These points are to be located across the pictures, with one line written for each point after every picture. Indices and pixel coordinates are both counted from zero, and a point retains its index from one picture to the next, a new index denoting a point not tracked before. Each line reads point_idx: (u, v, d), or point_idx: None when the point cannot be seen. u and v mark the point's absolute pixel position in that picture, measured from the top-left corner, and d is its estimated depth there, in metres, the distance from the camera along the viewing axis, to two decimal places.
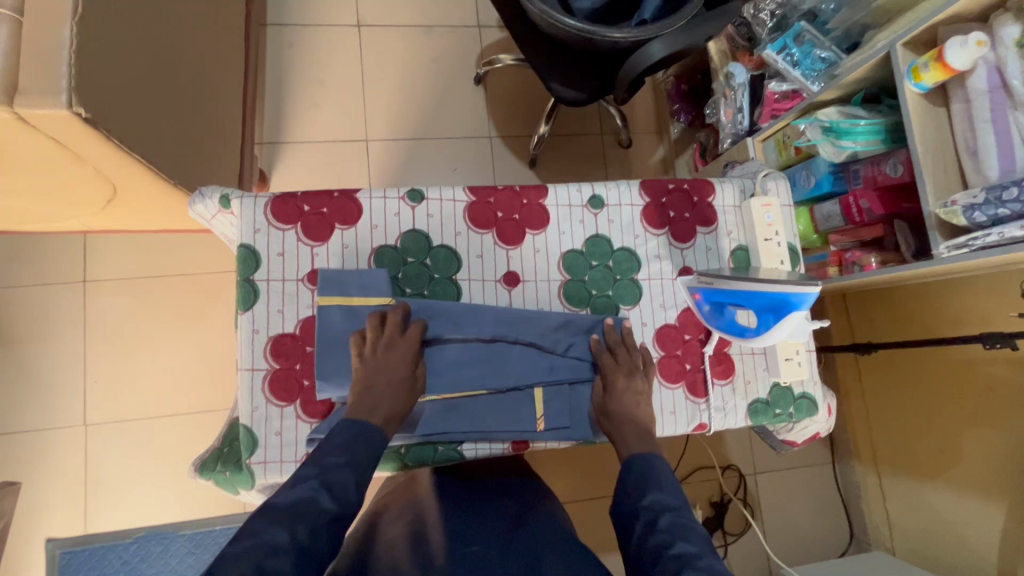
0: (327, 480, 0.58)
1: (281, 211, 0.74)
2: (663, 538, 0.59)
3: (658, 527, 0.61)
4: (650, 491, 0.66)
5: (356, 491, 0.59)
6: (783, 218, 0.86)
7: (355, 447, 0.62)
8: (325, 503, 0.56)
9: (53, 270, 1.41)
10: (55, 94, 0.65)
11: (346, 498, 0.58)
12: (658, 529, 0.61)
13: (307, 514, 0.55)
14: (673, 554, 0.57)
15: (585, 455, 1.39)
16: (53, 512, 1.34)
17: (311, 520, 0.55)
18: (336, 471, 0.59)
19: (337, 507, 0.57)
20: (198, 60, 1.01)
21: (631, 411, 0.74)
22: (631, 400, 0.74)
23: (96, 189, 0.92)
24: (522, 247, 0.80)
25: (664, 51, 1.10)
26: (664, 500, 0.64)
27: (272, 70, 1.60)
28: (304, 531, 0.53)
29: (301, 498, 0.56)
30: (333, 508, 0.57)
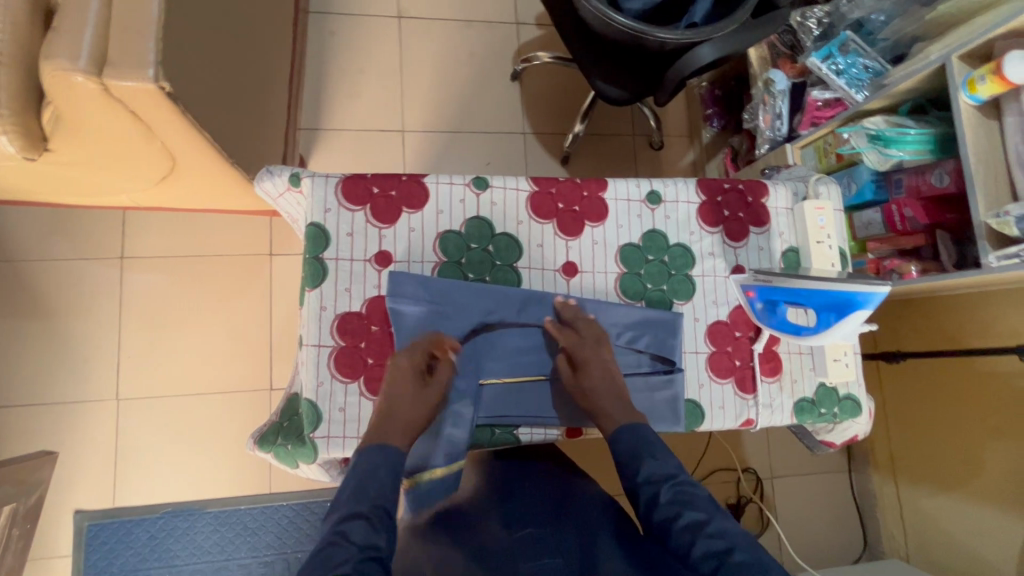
0: (344, 528, 0.55)
1: (351, 192, 0.75)
2: (670, 513, 0.60)
3: (662, 500, 0.61)
4: (645, 463, 0.64)
5: (381, 536, 0.56)
6: (835, 221, 0.88)
7: (367, 492, 0.58)
8: (344, 551, 0.53)
9: (91, 244, 1.43)
10: (143, 69, 0.67)
11: (372, 542, 0.55)
12: (661, 502, 0.61)
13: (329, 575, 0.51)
14: (683, 526, 0.59)
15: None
16: (81, 485, 1.36)
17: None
18: (348, 521, 0.55)
19: (359, 548, 0.53)
20: (258, 42, 1.03)
21: None
22: None
23: (157, 165, 0.94)
24: (581, 239, 0.81)
25: (713, 55, 1.12)
26: (662, 469, 0.63)
27: (313, 57, 1.62)
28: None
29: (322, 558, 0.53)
30: (357, 550, 0.53)
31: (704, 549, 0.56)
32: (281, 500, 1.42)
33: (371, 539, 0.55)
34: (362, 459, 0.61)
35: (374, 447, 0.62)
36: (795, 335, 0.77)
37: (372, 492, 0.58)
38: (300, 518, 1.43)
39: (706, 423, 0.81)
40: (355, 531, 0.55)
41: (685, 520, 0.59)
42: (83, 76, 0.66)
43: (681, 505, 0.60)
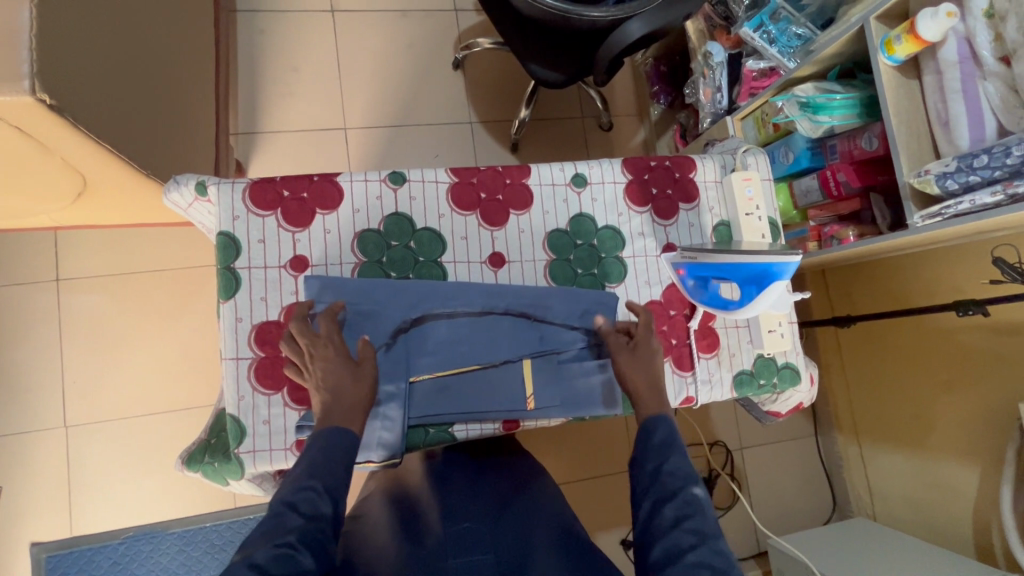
0: (292, 499, 0.54)
1: (260, 196, 0.72)
2: (681, 513, 0.57)
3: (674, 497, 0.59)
4: (671, 457, 0.62)
5: (327, 503, 0.55)
6: (764, 192, 0.87)
7: (320, 466, 0.58)
8: (292, 521, 0.52)
9: (24, 269, 1.37)
10: (17, 81, 0.63)
11: (316, 511, 0.54)
12: (674, 498, 0.59)
13: (270, 545, 0.50)
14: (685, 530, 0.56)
15: (590, 436, 1.42)
16: (35, 517, 1.31)
17: (272, 545, 0.50)
18: (301, 491, 0.55)
19: (308, 520, 0.53)
20: (164, 45, 0.98)
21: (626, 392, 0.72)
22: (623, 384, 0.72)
23: (66, 181, 0.90)
24: (507, 228, 0.79)
25: (642, 30, 1.10)
26: (690, 467, 0.61)
27: (244, 58, 1.56)
28: (269, 557, 0.49)
29: (267, 526, 0.52)
30: (301, 523, 0.53)
31: (701, 559, 0.54)
32: (247, 514, 1.40)
33: (317, 508, 0.54)
34: (321, 438, 0.59)
35: (337, 429, 0.61)
36: (726, 311, 0.77)
37: (325, 470, 0.57)
38: None
39: None
40: (309, 502, 0.54)
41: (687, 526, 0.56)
42: None
43: (694, 509, 0.58)
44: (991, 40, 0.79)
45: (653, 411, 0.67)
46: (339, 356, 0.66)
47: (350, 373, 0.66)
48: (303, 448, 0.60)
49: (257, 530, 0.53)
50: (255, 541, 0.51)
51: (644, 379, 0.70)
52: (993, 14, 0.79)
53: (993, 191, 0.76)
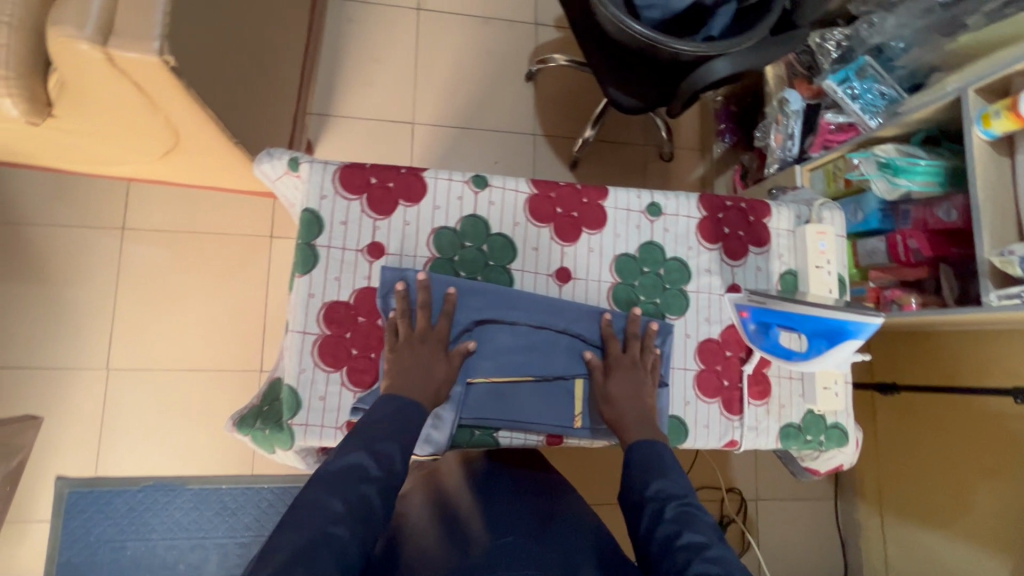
0: (374, 448, 0.58)
1: (349, 179, 0.75)
2: (672, 531, 0.57)
3: (666, 516, 0.59)
4: (656, 479, 0.63)
5: (401, 461, 0.59)
6: (836, 248, 0.86)
7: (399, 421, 0.62)
8: (373, 471, 0.56)
9: (95, 213, 1.43)
10: (149, 41, 0.67)
11: (392, 467, 0.58)
12: (662, 519, 0.59)
13: (349, 489, 0.54)
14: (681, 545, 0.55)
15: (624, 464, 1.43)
16: (65, 452, 1.36)
17: (353, 489, 0.54)
18: (382, 444, 0.59)
19: (385, 473, 0.57)
20: (270, 24, 1.03)
21: (631, 395, 0.73)
22: (631, 386, 0.74)
23: (161, 138, 0.94)
24: (577, 245, 0.80)
25: (728, 69, 1.11)
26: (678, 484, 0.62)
27: (329, 43, 1.62)
28: (355, 498, 0.54)
29: (350, 467, 0.56)
30: (379, 474, 0.56)
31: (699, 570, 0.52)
32: (262, 483, 1.42)
33: (393, 463, 0.58)
34: (408, 404, 0.63)
35: (416, 403, 0.65)
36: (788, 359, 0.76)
37: (407, 430, 0.62)
38: (279, 501, 1.43)
39: (688, 441, 0.80)
40: (389, 457, 0.58)
41: (684, 540, 0.56)
42: (88, 43, 0.65)
43: (681, 524, 0.57)
44: None
45: (639, 437, 0.69)
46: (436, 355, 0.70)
47: (441, 363, 0.70)
48: (380, 410, 0.63)
49: (331, 467, 0.56)
50: (334, 475, 0.56)
51: (633, 416, 0.71)
52: None
53: None
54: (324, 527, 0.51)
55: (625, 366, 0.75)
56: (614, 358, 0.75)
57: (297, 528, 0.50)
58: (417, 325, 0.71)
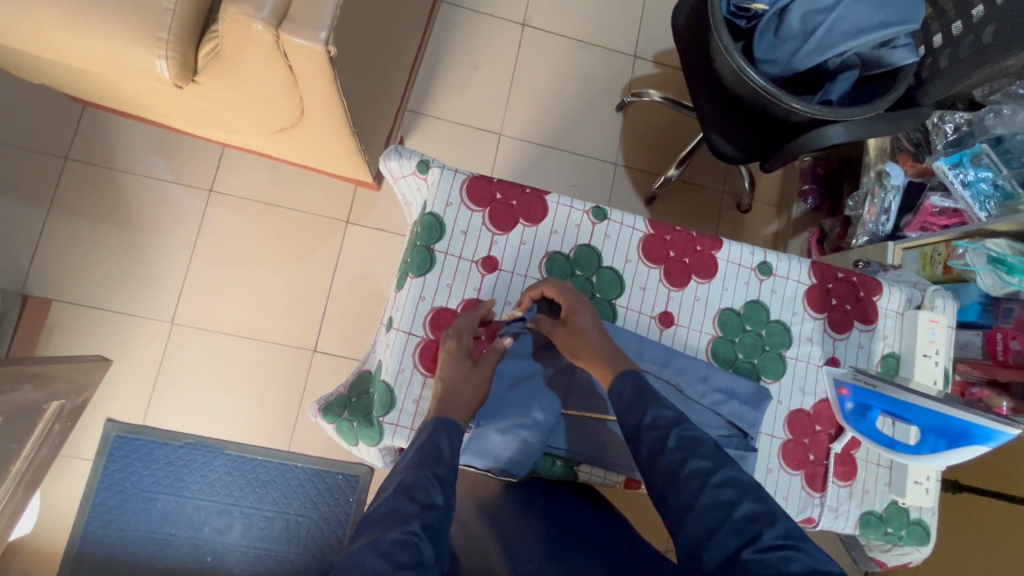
0: (406, 487, 0.55)
1: (476, 192, 0.75)
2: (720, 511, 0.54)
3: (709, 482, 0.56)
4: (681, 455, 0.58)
5: (440, 494, 0.56)
6: (945, 338, 0.84)
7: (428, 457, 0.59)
8: (409, 510, 0.53)
9: (187, 171, 1.48)
10: (317, 31, 0.69)
11: (430, 502, 0.55)
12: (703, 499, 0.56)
13: (394, 530, 0.51)
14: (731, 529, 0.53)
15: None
16: (119, 396, 1.39)
17: (394, 532, 0.51)
18: (413, 480, 0.56)
19: (423, 508, 0.54)
20: (402, 22, 1.05)
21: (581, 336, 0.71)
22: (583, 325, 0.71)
23: (285, 116, 0.97)
24: (684, 291, 0.79)
25: (842, 137, 1.10)
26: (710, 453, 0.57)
27: (433, 44, 1.65)
28: (393, 541, 0.50)
29: (389, 512, 0.53)
30: (418, 511, 0.53)
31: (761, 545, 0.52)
32: (297, 461, 1.43)
33: (431, 497, 0.55)
34: (431, 429, 0.61)
35: (442, 424, 0.63)
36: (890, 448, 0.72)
37: (434, 460, 0.59)
38: (310, 482, 1.43)
39: None
40: (423, 491, 0.55)
41: (741, 512, 0.54)
42: (263, 25, 0.69)
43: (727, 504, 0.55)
44: None
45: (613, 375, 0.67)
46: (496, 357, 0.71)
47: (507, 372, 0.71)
48: (412, 446, 0.61)
49: (371, 521, 0.53)
50: (373, 526, 0.52)
51: (587, 343, 0.70)
52: None
53: None
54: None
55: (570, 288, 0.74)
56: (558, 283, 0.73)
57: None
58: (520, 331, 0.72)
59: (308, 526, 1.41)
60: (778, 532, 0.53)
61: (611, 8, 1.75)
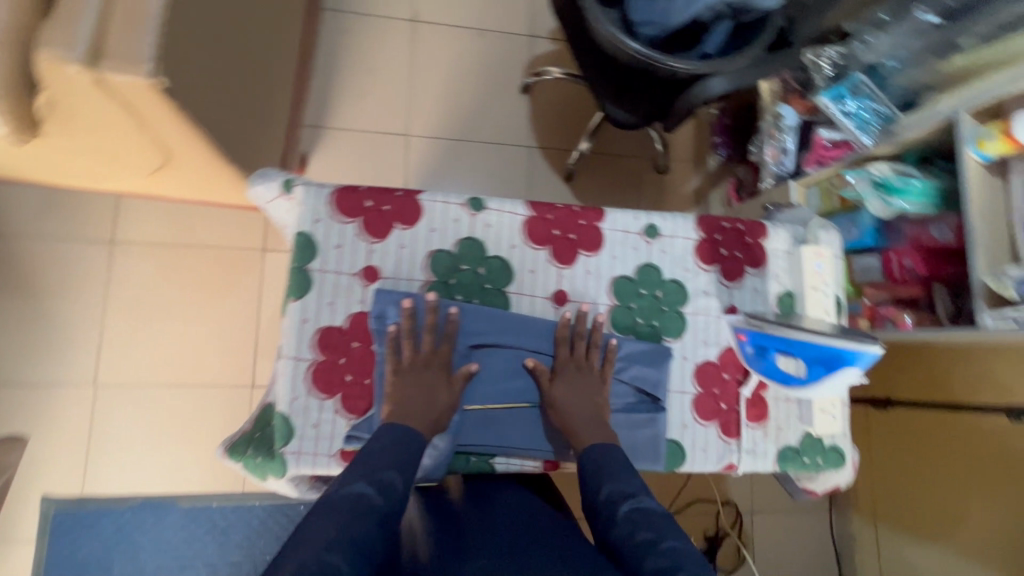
0: (374, 477, 0.57)
1: (344, 203, 0.74)
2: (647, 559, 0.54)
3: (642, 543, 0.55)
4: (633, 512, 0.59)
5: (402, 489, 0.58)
6: (833, 269, 0.86)
7: (397, 449, 0.61)
8: (375, 500, 0.55)
9: (82, 226, 1.41)
10: (139, 64, 0.65)
11: (393, 495, 0.56)
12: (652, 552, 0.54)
13: (354, 516, 0.52)
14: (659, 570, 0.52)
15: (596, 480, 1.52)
16: (52, 471, 1.33)
17: (360, 517, 0.52)
18: (383, 472, 0.58)
19: (386, 502, 0.56)
20: (263, 39, 1.02)
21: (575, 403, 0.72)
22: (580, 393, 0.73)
23: (152, 154, 0.92)
24: (574, 267, 0.79)
25: (724, 87, 1.11)
26: None
27: (323, 54, 1.61)
28: (359, 530, 0.51)
29: (351, 496, 0.54)
30: (381, 504, 0.55)
31: None
32: (254, 500, 1.40)
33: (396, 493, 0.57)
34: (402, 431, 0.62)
35: (401, 428, 0.64)
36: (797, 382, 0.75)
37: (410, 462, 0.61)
38: (271, 519, 1.40)
39: (686, 464, 0.79)
40: (392, 486, 0.57)
41: None
42: (77, 65, 0.64)
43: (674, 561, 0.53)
44: None
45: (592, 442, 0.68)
46: (437, 368, 0.70)
47: (444, 385, 0.70)
48: (384, 435, 0.62)
49: (331, 497, 0.54)
50: (332, 508, 0.53)
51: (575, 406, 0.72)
52: None
53: None
54: (318, 558, 0.48)
55: (572, 373, 0.74)
56: (561, 362, 0.75)
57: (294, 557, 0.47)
58: (422, 347, 0.70)
59: None
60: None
61: None
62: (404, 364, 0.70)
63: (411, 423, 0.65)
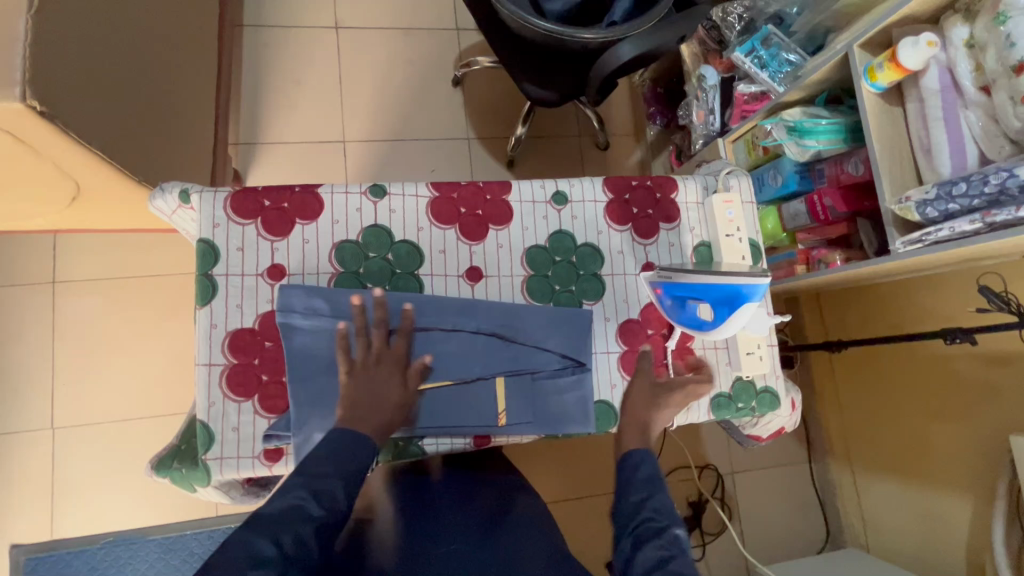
0: (315, 488, 0.59)
1: (242, 205, 0.74)
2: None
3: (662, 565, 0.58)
4: (655, 494, 0.66)
5: (344, 498, 0.60)
6: (744, 214, 0.87)
7: (339, 455, 0.62)
8: (313, 511, 0.57)
9: (21, 270, 1.39)
10: (8, 88, 0.64)
11: (334, 505, 0.59)
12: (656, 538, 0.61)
13: (289, 530, 0.55)
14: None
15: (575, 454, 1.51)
16: (19, 519, 1.32)
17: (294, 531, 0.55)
18: (326, 481, 0.60)
19: (326, 513, 0.58)
20: (160, 57, 1.01)
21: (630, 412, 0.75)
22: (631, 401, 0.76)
23: (59, 184, 0.92)
24: (485, 243, 0.80)
25: (633, 52, 1.11)
26: None
27: (249, 70, 1.60)
28: (291, 541, 0.55)
29: (288, 508, 0.56)
30: (320, 515, 0.57)
31: None
32: (227, 523, 1.39)
33: (335, 503, 0.59)
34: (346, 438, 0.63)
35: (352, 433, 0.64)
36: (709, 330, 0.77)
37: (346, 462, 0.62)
38: None
39: (619, 424, 0.80)
40: (330, 493, 0.59)
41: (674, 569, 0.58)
42: None
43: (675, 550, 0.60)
44: (972, 71, 0.79)
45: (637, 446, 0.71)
46: (391, 364, 0.71)
47: (396, 383, 0.70)
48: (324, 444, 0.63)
49: (270, 507, 0.56)
50: (272, 520, 0.56)
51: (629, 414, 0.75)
52: (974, 45, 0.79)
53: (971, 218, 0.75)
54: (245, 571, 0.51)
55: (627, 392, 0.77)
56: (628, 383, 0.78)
57: (222, 570, 0.51)
58: (374, 342, 0.71)
59: None
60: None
61: None
62: (356, 366, 0.70)
63: (354, 422, 0.65)
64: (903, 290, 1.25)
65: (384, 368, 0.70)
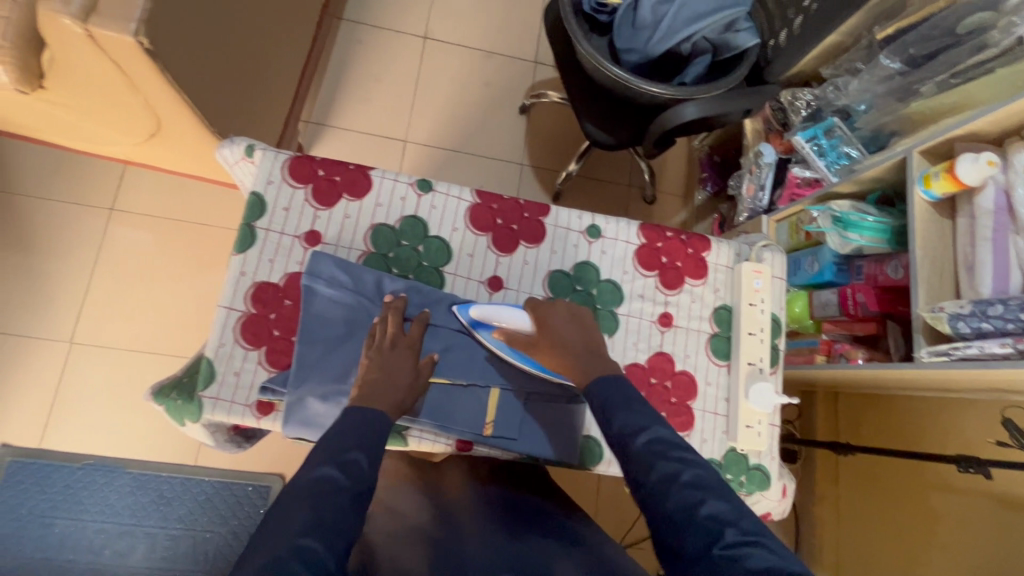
0: (343, 461, 0.56)
1: (298, 170, 0.79)
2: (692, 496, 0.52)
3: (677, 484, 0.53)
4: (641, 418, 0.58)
5: (371, 470, 0.57)
6: (771, 287, 0.87)
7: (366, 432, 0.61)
8: (341, 482, 0.54)
9: (86, 190, 1.49)
10: (126, 22, 0.71)
11: (361, 476, 0.56)
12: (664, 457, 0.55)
13: (323, 498, 0.52)
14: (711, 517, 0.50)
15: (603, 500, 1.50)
16: (16, 419, 1.37)
17: (327, 501, 0.52)
18: (349, 456, 0.57)
19: (355, 483, 0.55)
20: (262, 27, 1.09)
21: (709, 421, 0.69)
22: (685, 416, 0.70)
23: (143, 118, 0.99)
24: (513, 256, 0.83)
25: (697, 113, 1.13)
26: None
27: (337, 59, 1.71)
28: (329, 511, 0.52)
29: (315, 481, 0.54)
30: (350, 485, 0.54)
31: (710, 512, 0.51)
32: (202, 475, 1.41)
33: (362, 474, 0.56)
34: (363, 411, 0.62)
35: (364, 405, 0.63)
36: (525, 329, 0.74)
37: (368, 438, 0.60)
38: (216, 496, 1.40)
39: (603, 463, 0.81)
40: (356, 464, 0.56)
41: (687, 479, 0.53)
42: (70, 19, 0.70)
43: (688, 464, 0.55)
44: None
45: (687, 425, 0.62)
46: (405, 350, 0.72)
47: (410, 370, 0.71)
48: (346, 420, 0.61)
49: (300, 482, 0.54)
50: (302, 489, 0.53)
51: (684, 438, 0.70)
52: None
53: (1002, 341, 0.73)
54: (292, 541, 0.49)
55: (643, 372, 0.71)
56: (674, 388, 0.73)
57: (270, 544, 0.49)
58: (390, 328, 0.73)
59: (215, 542, 1.36)
60: (741, 529, 0.50)
61: (510, 18, 1.83)
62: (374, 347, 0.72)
63: (361, 395, 0.65)
64: (926, 408, 1.21)
65: (399, 352, 0.71)
